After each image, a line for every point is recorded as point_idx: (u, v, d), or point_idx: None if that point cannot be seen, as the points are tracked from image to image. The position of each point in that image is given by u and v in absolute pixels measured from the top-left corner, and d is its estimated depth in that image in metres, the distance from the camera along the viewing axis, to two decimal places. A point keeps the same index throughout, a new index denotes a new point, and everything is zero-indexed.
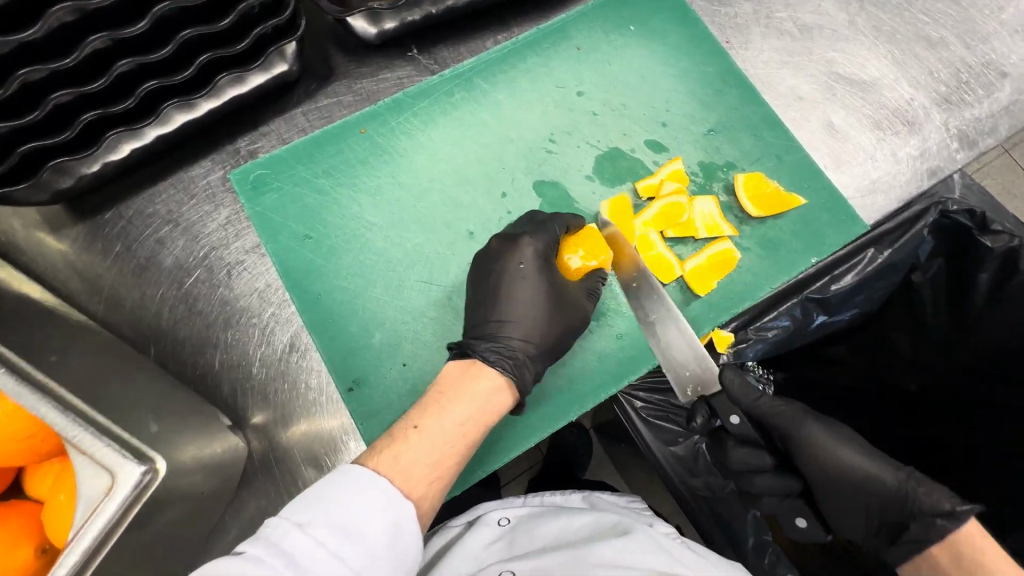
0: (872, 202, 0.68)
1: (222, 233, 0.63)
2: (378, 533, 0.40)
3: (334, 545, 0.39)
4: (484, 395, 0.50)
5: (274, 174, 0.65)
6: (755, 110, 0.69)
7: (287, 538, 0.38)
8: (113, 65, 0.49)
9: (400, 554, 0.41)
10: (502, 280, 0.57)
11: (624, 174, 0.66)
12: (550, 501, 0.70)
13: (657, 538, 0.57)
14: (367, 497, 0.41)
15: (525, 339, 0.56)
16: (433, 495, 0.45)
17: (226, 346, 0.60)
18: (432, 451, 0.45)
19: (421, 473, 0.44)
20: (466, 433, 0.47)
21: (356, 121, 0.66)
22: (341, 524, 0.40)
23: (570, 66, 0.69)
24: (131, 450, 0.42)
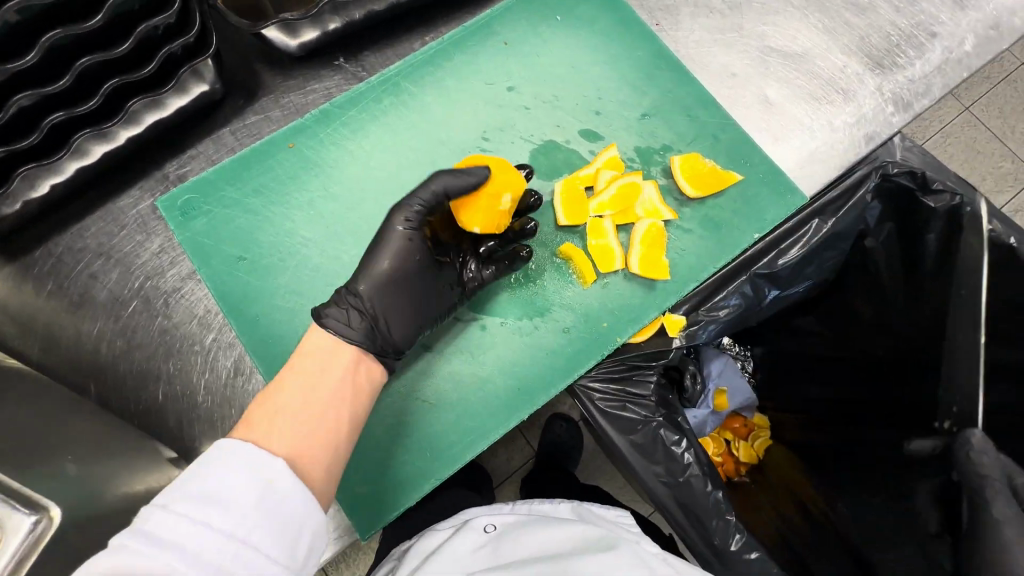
0: (812, 173, 0.68)
1: (156, 261, 0.62)
2: (245, 495, 0.37)
3: (198, 516, 0.35)
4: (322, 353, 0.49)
5: (203, 198, 0.64)
6: (688, 91, 0.69)
7: (149, 519, 0.35)
8: (10, 99, 0.48)
9: (282, 514, 0.38)
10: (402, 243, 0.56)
11: (560, 166, 0.65)
12: (539, 509, 0.68)
13: (641, 552, 0.57)
14: (229, 465, 0.38)
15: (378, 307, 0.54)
16: (305, 448, 0.42)
17: (168, 377, 0.59)
18: (295, 405, 0.44)
19: (281, 432, 0.42)
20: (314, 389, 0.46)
21: (282, 136, 0.65)
22: (204, 495, 0.36)
23: (498, 62, 0.68)
24: (21, 499, 0.38)
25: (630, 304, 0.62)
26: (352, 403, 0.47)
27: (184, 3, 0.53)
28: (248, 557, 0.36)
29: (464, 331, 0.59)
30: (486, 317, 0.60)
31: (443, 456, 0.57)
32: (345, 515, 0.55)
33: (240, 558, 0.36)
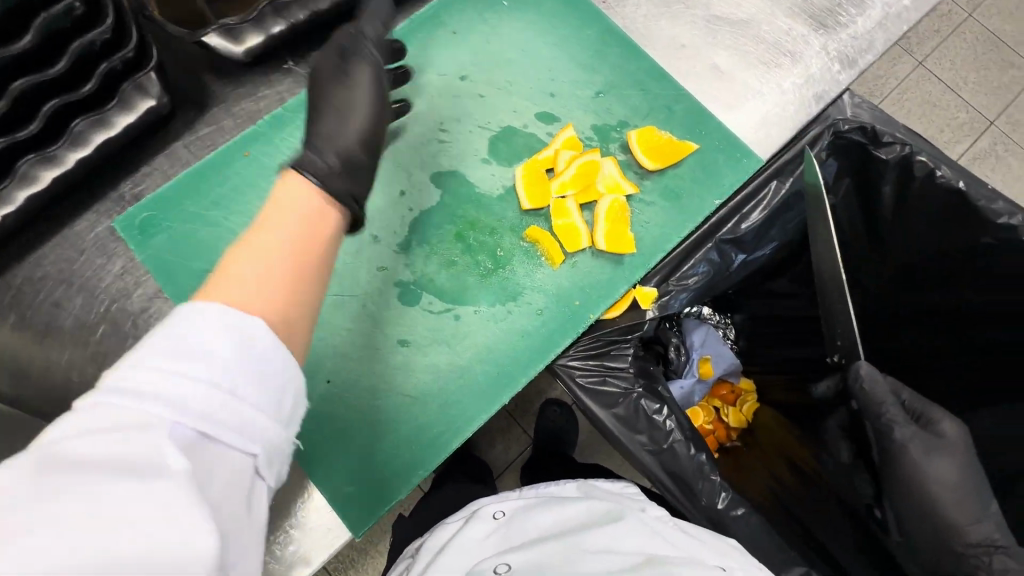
0: (767, 135, 0.69)
1: (121, 283, 0.61)
2: (220, 346, 0.32)
3: (172, 368, 0.31)
4: (289, 205, 0.42)
5: (163, 215, 0.63)
6: (638, 65, 0.69)
7: (122, 376, 0.30)
8: None
9: (266, 365, 0.34)
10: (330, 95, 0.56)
11: (521, 151, 0.65)
12: (545, 491, 0.68)
13: (648, 520, 0.57)
14: (198, 321, 0.33)
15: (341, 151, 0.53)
16: (283, 306, 0.37)
17: None
18: (248, 268, 0.36)
19: (253, 285, 0.36)
20: (283, 242, 0.39)
21: (237, 145, 0.65)
22: (180, 350, 0.32)
23: (448, 51, 0.68)
24: None
25: (598, 280, 0.63)
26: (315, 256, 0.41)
27: (120, 16, 0.53)
28: (244, 408, 0.33)
29: (439, 322, 0.59)
30: (460, 306, 0.60)
31: (430, 447, 0.57)
32: (334, 513, 0.53)
33: (240, 412, 0.32)
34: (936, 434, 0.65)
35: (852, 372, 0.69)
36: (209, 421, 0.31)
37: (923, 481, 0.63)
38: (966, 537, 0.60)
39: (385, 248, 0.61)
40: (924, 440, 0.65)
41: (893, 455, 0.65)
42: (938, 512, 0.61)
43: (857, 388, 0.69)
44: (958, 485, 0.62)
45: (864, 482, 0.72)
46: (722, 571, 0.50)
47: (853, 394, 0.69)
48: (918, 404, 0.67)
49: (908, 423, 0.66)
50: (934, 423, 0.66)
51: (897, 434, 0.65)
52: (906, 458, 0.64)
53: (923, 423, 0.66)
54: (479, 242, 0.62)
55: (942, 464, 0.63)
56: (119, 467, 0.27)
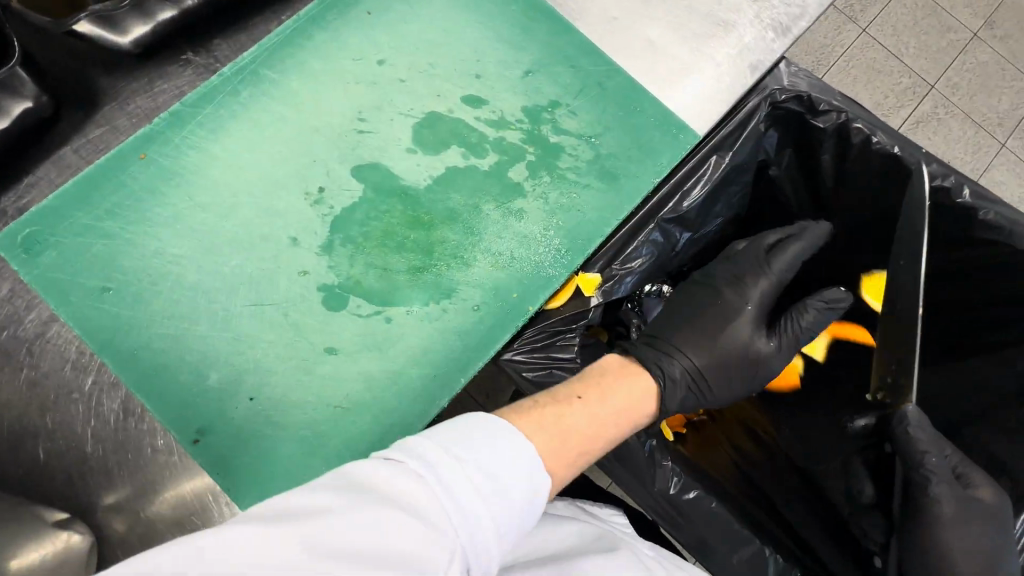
0: (707, 108, 0.66)
1: (7, 307, 0.54)
2: (523, 489, 0.37)
3: (481, 480, 0.35)
4: (640, 391, 0.53)
5: (49, 229, 0.55)
6: (569, 41, 0.66)
7: (443, 460, 0.35)
8: None
9: (522, 522, 0.37)
10: (727, 316, 0.63)
11: (447, 138, 0.61)
12: (533, 507, 0.67)
13: (640, 554, 0.56)
14: (512, 450, 0.38)
15: (685, 368, 0.60)
16: (574, 466, 0.44)
17: (50, 433, 0.53)
18: (585, 425, 0.46)
19: (573, 447, 0.44)
20: (619, 422, 0.49)
21: (132, 147, 0.57)
22: (497, 471, 0.36)
23: (364, 34, 0.63)
24: None
25: (540, 273, 0.59)
26: (607, 437, 0.48)
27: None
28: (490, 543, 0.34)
29: (368, 327, 0.56)
30: (390, 308, 0.56)
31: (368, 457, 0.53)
32: None
33: (479, 545, 0.34)
34: (972, 500, 0.61)
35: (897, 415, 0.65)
36: (472, 551, 0.33)
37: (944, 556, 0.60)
38: None
39: (305, 252, 0.57)
40: (961, 500, 0.61)
41: (922, 508, 0.63)
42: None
43: (899, 431, 0.64)
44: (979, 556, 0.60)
45: (876, 528, 0.69)
46: None
47: (895, 437, 0.65)
48: (961, 463, 0.64)
49: (944, 480, 0.62)
50: (971, 485, 0.62)
51: (933, 488, 0.62)
52: (935, 515, 0.62)
53: (962, 483, 0.62)
54: (407, 237, 0.58)
55: (968, 529, 0.60)
56: (403, 556, 0.29)
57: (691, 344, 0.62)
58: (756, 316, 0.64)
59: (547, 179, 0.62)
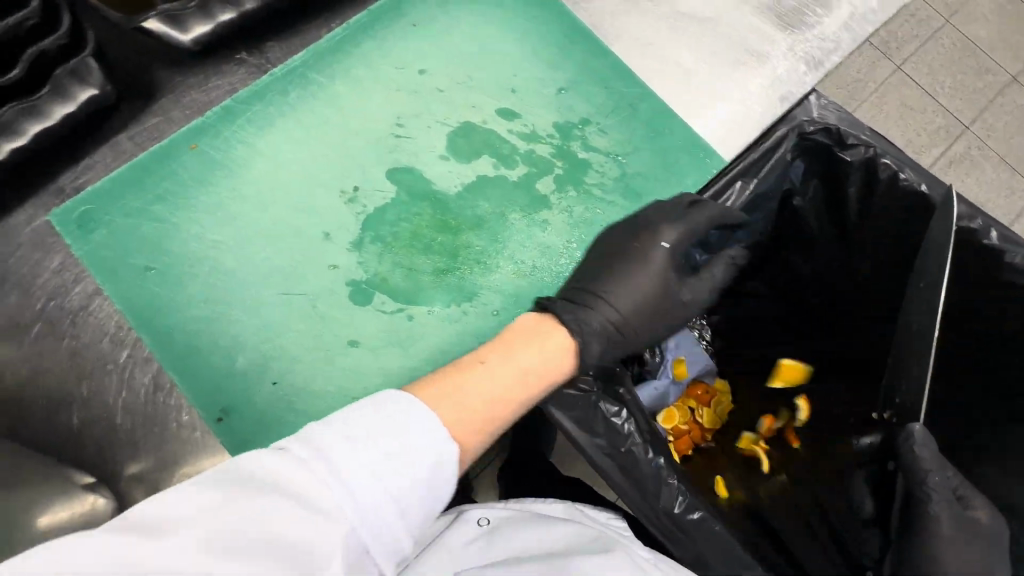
0: (733, 136, 0.68)
1: (57, 280, 0.58)
2: (421, 462, 0.35)
3: (374, 464, 0.33)
4: (557, 347, 0.49)
5: (103, 209, 0.59)
6: (604, 62, 0.68)
7: (331, 445, 0.33)
8: None
9: (434, 490, 0.36)
10: (650, 236, 0.57)
11: (481, 148, 0.64)
12: (531, 505, 0.65)
13: (635, 555, 0.56)
14: (410, 423, 0.36)
15: (608, 318, 0.54)
16: (483, 434, 0.42)
17: (84, 401, 0.55)
18: (477, 388, 0.43)
19: (475, 414, 0.42)
20: (524, 379, 0.45)
21: (184, 137, 0.61)
22: (387, 447, 0.34)
23: (409, 44, 0.66)
24: None
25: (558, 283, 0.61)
26: (510, 396, 0.44)
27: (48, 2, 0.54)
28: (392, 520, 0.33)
29: (392, 324, 0.58)
30: (413, 307, 0.58)
31: None
32: None
33: (379, 523, 0.33)
34: (972, 524, 0.44)
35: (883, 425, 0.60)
36: (372, 528, 0.33)
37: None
38: None
39: (337, 247, 0.59)
40: None
41: None
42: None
43: (926, 455, 0.58)
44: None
45: None
46: None
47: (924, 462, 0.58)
48: (959, 479, 0.46)
49: (952, 504, 0.44)
50: (971, 505, 0.45)
51: None
52: None
53: None
54: (435, 240, 0.60)
55: None
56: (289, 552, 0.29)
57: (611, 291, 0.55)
58: (666, 282, 0.57)
59: (574, 193, 0.63)
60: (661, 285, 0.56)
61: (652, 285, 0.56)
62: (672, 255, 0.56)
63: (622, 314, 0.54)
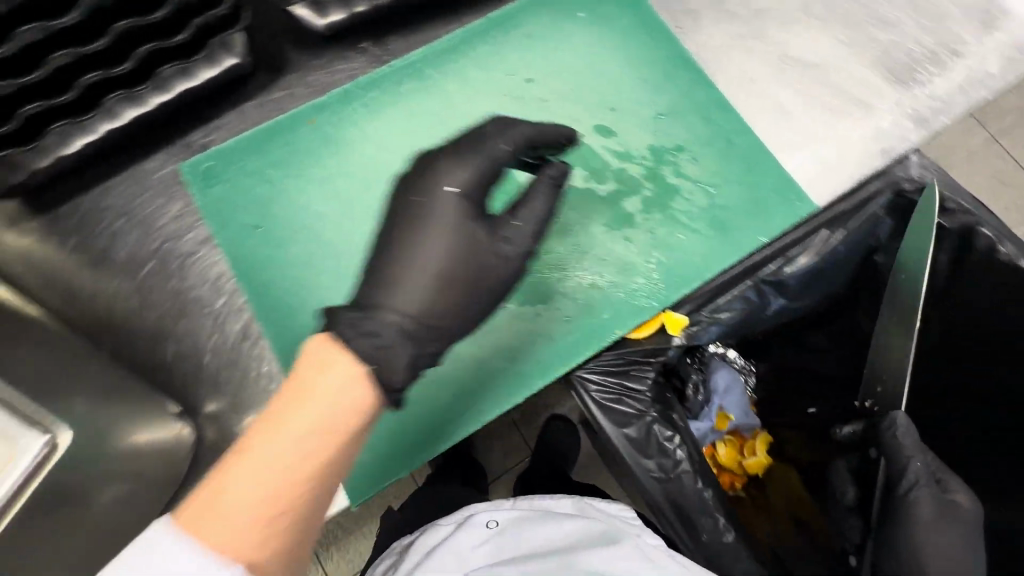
0: (826, 183, 0.68)
1: (175, 225, 0.64)
2: None
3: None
4: (335, 396, 0.41)
5: (225, 166, 0.64)
6: (706, 93, 0.69)
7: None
8: (47, 58, 0.52)
9: None
10: (429, 167, 0.54)
11: (575, 159, 0.66)
12: (540, 504, 0.66)
13: (645, 547, 0.59)
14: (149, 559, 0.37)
15: (402, 315, 0.49)
16: (275, 535, 0.39)
17: (179, 337, 0.61)
18: (247, 485, 0.38)
19: (252, 510, 0.38)
20: (303, 459, 0.39)
21: (305, 113, 0.66)
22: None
23: (521, 53, 0.69)
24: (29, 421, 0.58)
25: (632, 300, 0.62)
26: (292, 471, 0.39)
27: None
28: None
29: None
30: None
31: (439, 428, 0.58)
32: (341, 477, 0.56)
33: None
34: (951, 507, 0.63)
35: (887, 420, 0.68)
36: None
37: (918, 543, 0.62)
38: None
39: None
40: (951, 515, 0.63)
41: (900, 510, 0.65)
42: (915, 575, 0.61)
43: (886, 437, 0.67)
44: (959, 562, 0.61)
45: (854, 528, 0.72)
46: None
47: (882, 442, 0.68)
48: (938, 469, 0.66)
49: (928, 484, 0.65)
50: (949, 490, 0.65)
51: (914, 491, 0.65)
52: (911, 514, 0.64)
53: (942, 487, 0.65)
54: None
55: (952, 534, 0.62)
56: None
57: (382, 289, 0.50)
58: (460, 209, 0.53)
59: (659, 217, 0.64)
60: (465, 251, 0.52)
61: (442, 275, 0.51)
62: (462, 195, 0.53)
63: (418, 320, 0.50)
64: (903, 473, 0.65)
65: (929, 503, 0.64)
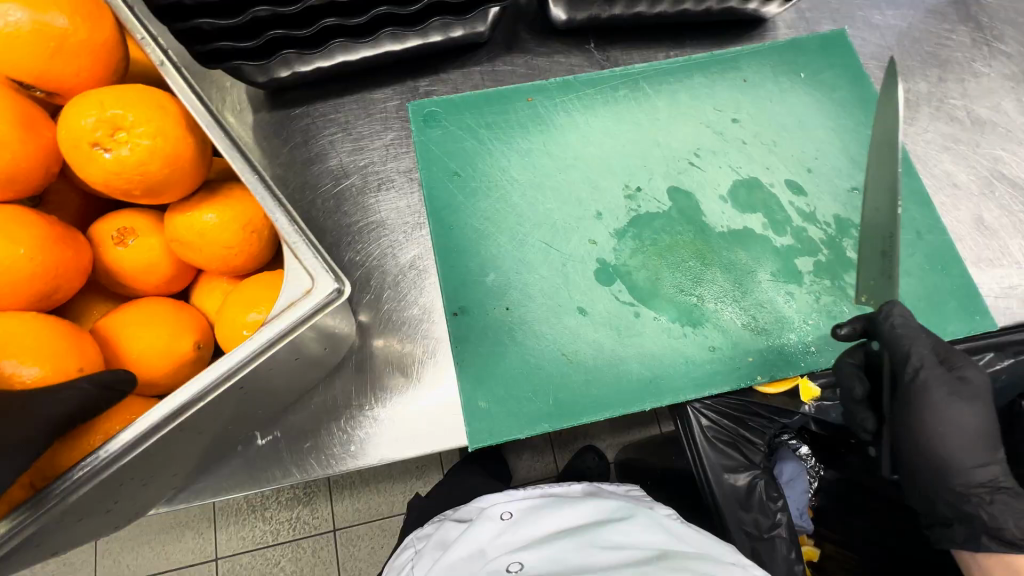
0: (1006, 306, 0.65)
1: (383, 152, 0.71)
2: None
3: None
4: None
5: (445, 115, 0.72)
6: (906, 183, 0.69)
7: None
8: (374, 9, 0.60)
9: None
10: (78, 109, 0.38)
11: (757, 205, 0.67)
12: (550, 490, 0.70)
13: (657, 517, 0.62)
14: None
15: None
16: None
17: (357, 247, 0.67)
18: None
19: None
20: None
21: (524, 90, 0.72)
22: None
23: (733, 93, 0.72)
24: (330, 268, 0.46)
25: (780, 352, 0.62)
26: None
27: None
28: None
29: (620, 311, 0.63)
30: (643, 307, 0.63)
31: (565, 410, 0.60)
32: (461, 418, 0.60)
33: None
34: (959, 381, 0.57)
35: (882, 312, 0.58)
36: None
37: (942, 423, 0.57)
38: (969, 479, 0.58)
39: (603, 227, 0.66)
40: (966, 391, 0.57)
41: (910, 397, 0.58)
42: (946, 454, 0.58)
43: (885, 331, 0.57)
44: (975, 431, 0.58)
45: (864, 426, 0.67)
46: (743, 569, 0.55)
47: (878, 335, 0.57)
48: (946, 347, 0.58)
49: (935, 365, 0.57)
50: (958, 366, 0.58)
51: (922, 374, 0.57)
52: (924, 400, 0.58)
53: (949, 366, 0.58)
54: (685, 261, 0.65)
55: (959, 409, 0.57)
56: None
57: None
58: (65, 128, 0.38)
59: (828, 283, 0.65)
60: None
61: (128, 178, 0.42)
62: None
63: None
64: (906, 361, 0.57)
65: (942, 382, 0.57)
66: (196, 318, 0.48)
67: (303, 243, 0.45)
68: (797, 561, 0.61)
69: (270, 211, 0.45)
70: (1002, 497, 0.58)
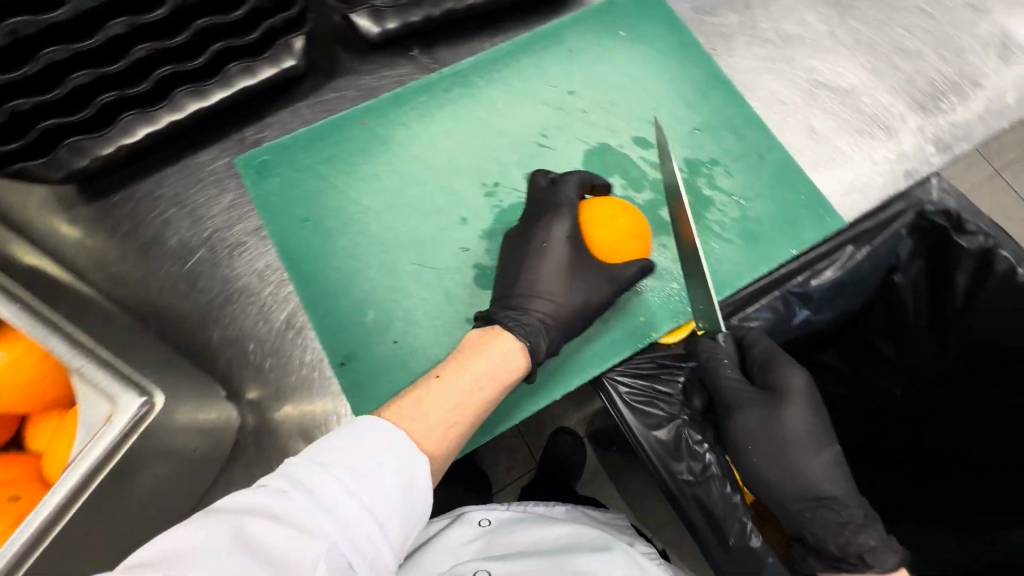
0: (850, 202, 0.70)
1: (225, 216, 0.66)
2: None
3: None
4: None
5: (279, 160, 0.67)
6: (737, 111, 0.72)
7: None
8: (154, 70, 0.55)
9: None
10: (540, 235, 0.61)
11: (612, 168, 0.69)
12: (533, 510, 0.71)
13: (634, 555, 0.60)
14: None
15: None
16: None
17: (226, 323, 0.62)
18: None
19: None
20: None
21: (357, 113, 0.69)
22: None
23: (563, 66, 0.73)
24: (132, 382, 0.48)
25: (669, 304, 0.66)
26: None
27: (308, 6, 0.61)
28: None
29: None
30: None
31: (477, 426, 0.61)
32: None
33: None
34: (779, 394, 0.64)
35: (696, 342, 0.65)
36: None
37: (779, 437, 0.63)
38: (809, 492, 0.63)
39: (470, 232, 0.65)
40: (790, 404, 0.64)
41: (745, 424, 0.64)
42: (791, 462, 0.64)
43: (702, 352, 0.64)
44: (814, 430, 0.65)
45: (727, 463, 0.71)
46: None
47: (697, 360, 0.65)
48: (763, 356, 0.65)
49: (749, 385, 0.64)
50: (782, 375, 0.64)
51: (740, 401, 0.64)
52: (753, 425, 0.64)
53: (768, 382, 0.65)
54: None
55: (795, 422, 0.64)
56: None
57: None
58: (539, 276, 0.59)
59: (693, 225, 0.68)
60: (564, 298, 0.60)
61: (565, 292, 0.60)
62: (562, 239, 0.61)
63: None
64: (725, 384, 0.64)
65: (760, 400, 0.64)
66: (25, 467, 0.51)
67: (94, 365, 0.47)
68: (738, 495, 0.62)
69: (39, 337, 0.46)
70: (823, 509, 0.62)
